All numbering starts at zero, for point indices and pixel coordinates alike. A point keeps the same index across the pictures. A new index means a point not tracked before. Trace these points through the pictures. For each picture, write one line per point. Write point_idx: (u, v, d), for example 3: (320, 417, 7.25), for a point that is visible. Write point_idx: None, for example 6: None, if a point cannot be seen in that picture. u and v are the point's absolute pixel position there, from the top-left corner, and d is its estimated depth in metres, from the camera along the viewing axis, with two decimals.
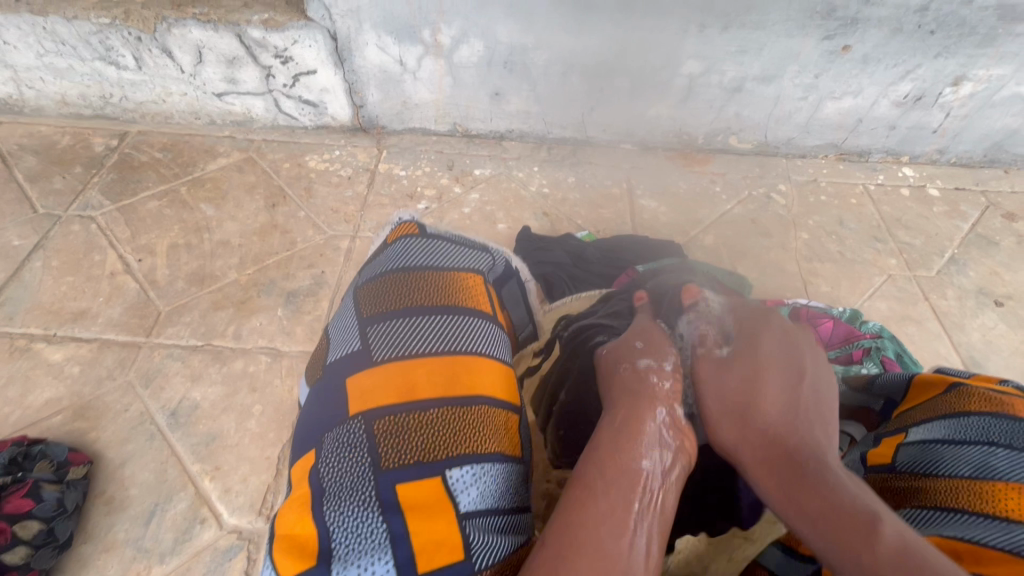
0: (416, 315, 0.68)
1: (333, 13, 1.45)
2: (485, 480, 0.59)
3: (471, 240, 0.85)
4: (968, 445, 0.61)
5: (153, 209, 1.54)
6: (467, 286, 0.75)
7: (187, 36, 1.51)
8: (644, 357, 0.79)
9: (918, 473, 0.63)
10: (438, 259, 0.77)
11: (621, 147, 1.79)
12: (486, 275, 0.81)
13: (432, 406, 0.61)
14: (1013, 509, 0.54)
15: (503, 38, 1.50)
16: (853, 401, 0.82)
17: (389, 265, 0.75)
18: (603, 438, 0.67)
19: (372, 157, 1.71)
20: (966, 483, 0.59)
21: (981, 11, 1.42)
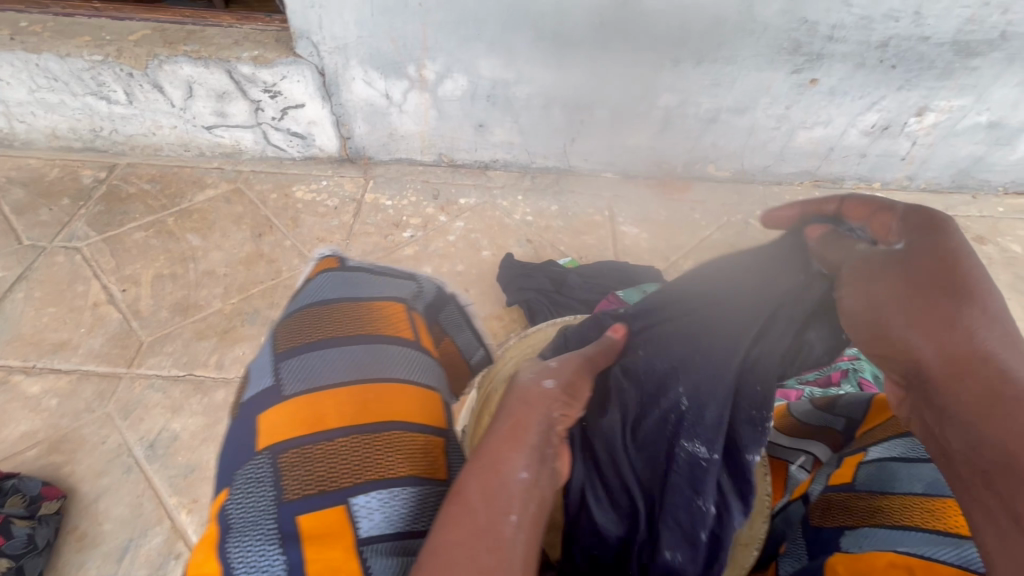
0: (329, 348, 0.69)
1: (321, 49, 1.51)
2: (394, 505, 0.58)
3: (398, 271, 0.86)
4: (922, 462, 0.61)
5: (139, 240, 1.55)
6: (383, 315, 0.76)
7: (178, 72, 1.55)
8: (551, 374, 0.66)
9: (878, 492, 0.63)
10: (357, 290, 0.78)
11: (602, 175, 1.84)
12: (410, 304, 0.83)
13: (341, 435, 0.61)
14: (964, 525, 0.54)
15: (485, 73, 1.56)
16: (814, 419, 0.79)
17: (308, 302, 0.76)
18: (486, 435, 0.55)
19: (359, 187, 1.74)
20: (920, 501, 0.59)
21: (938, 47, 1.50)
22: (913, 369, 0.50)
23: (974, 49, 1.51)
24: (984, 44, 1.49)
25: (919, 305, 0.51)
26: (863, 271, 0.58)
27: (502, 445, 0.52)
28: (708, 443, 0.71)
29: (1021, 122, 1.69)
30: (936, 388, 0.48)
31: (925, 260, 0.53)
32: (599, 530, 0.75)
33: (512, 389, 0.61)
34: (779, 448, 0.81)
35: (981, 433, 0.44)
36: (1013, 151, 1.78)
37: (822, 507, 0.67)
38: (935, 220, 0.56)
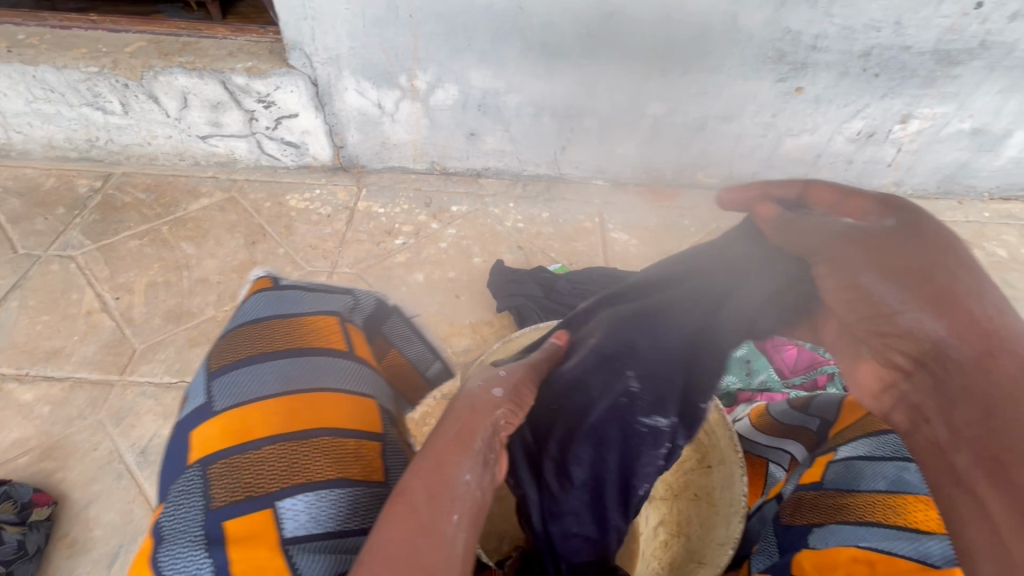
0: (258, 363, 0.74)
1: (314, 61, 1.54)
2: (320, 505, 0.63)
3: (329, 287, 0.91)
4: (886, 461, 0.64)
5: (133, 248, 1.56)
6: (312, 330, 0.80)
7: (173, 83, 1.58)
8: (503, 381, 0.65)
9: (845, 490, 0.65)
10: (287, 307, 0.82)
11: (593, 183, 1.87)
12: (345, 315, 0.87)
13: (266, 445, 0.65)
14: (921, 520, 0.58)
15: (475, 83, 1.59)
16: (792, 420, 0.83)
17: (242, 321, 0.81)
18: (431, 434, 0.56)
19: (351, 195, 1.76)
20: (883, 498, 0.62)
21: (920, 56, 1.53)
22: (929, 344, 0.44)
23: (955, 58, 1.54)
24: (965, 53, 1.52)
25: (922, 277, 0.48)
26: (860, 243, 0.55)
27: (450, 447, 0.53)
28: (664, 413, 0.77)
29: (1003, 128, 1.72)
30: (958, 362, 0.42)
31: (922, 239, 0.51)
32: (559, 503, 0.79)
33: (463, 395, 0.61)
34: (763, 448, 0.87)
35: (1002, 412, 0.38)
36: (997, 157, 1.81)
37: (792, 505, 0.70)
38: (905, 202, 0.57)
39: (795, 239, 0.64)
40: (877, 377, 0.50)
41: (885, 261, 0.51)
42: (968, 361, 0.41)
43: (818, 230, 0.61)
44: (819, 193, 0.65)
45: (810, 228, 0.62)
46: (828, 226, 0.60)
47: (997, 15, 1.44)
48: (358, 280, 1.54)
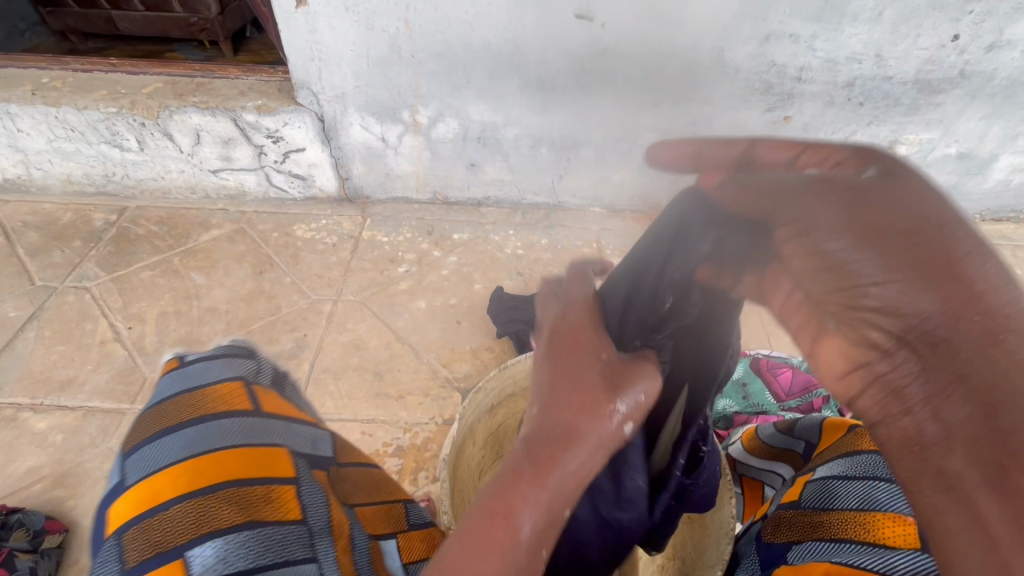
0: (159, 435, 0.66)
1: (321, 98, 1.62)
2: (234, 549, 0.57)
3: (227, 345, 0.80)
4: (857, 481, 0.67)
5: (146, 279, 1.62)
6: (212, 399, 0.70)
7: (187, 121, 1.66)
8: (636, 411, 0.64)
9: (819, 508, 0.68)
10: (190, 378, 0.73)
11: (590, 210, 1.92)
12: (256, 377, 0.78)
13: (173, 504, 0.59)
14: (889, 537, 0.59)
15: (475, 117, 1.66)
16: (779, 443, 0.86)
17: (147, 403, 0.73)
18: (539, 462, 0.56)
19: (357, 225, 1.82)
20: (853, 515, 0.64)
21: (901, 85, 1.59)
22: (918, 326, 0.42)
23: (935, 87, 1.60)
24: (945, 82, 1.58)
25: (910, 251, 0.42)
26: (834, 203, 0.46)
27: (567, 484, 0.56)
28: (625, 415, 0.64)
29: (989, 152, 1.77)
30: (954, 346, 0.41)
31: (896, 214, 0.44)
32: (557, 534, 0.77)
33: (587, 423, 0.59)
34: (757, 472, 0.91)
35: (1003, 413, 0.38)
36: (985, 180, 1.85)
37: (774, 522, 0.73)
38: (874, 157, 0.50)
39: (752, 202, 0.54)
40: (842, 357, 0.49)
41: (860, 230, 0.44)
42: (965, 355, 0.40)
43: (778, 188, 0.51)
44: (767, 155, 0.58)
45: (761, 190, 0.53)
46: (788, 180, 0.50)
47: (974, 46, 1.50)
48: (362, 308, 1.58)
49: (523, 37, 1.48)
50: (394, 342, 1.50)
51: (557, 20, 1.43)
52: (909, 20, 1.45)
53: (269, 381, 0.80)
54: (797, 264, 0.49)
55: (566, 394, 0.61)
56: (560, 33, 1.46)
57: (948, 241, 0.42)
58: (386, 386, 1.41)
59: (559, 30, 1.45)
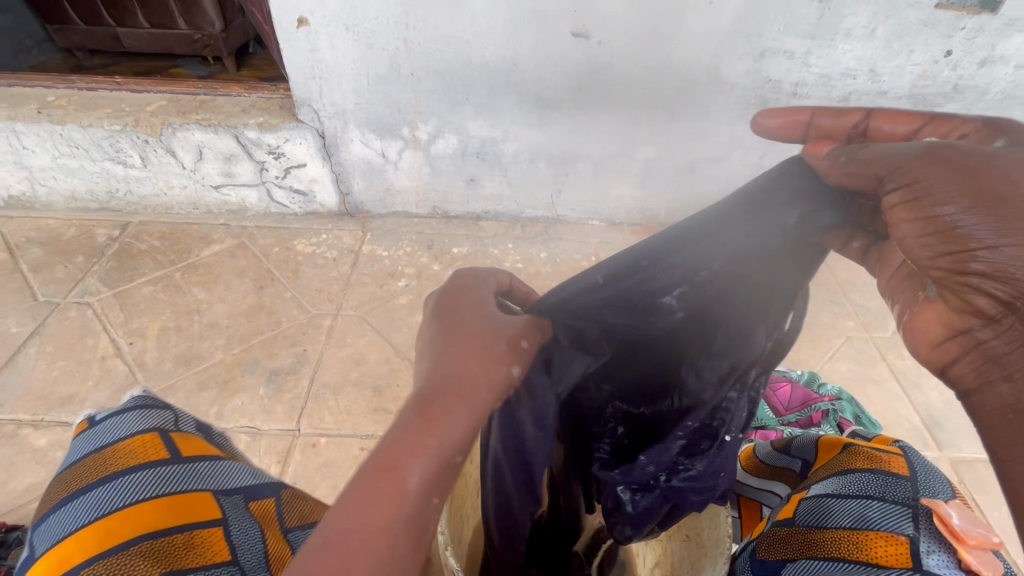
0: (71, 500, 0.66)
1: (322, 115, 1.64)
2: None
3: (137, 395, 0.80)
4: (849, 498, 0.68)
5: (147, 294, 1.63)
6: (123, 458, 0.70)
7: (190, 138, 1.68)
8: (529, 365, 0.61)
9: (814, 525, 0.68)
10: (102, 437, 0.73)
11: (589, 224, 1.94)
12: (178, 424, 0.78)
13: (81, 569, 0.59)
14: (880, 556, 0.62)
15: (474, 133, 1.68)
16: (776, 461, 0.86)
17: (63, 468, 0.73)
18: (431, 410, 0.49)
19: (357, 239, 1.83)
20: (846, 533, 0.65)
21: (896, 99, 1.61)
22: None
23: (930, 101, 1.61)
24: (939, 96, 1.60)
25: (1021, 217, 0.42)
26: (948, 171, 0.44)
27: (464, 428, 0.50)
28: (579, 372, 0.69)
29: None
30: None
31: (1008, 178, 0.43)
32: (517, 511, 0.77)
33: (480, 364, 0.54)
34: (754, 491, 0.90)
35: None
36: None
37: (768, 540, 0.72)
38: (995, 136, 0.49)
39: (855, 175, 0.51)
40: (939, 320, 0.50)
41: (972, 199, 0.43)
42: None
43: (885, 157, 0.48)
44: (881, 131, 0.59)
45: (869, 159, 0.49)
46: (896, 150, 0.47)
47: (967, 62, 1.52)
48: (362, 322, 1.58)
49: (521, 55, 1.50)
50: (394, 357, 1.50)
51: (555, 38, 1.46)
52: (902, 36, 1.47)
53: (192, 426, 0.80)
54: (902, 230, 0.47)
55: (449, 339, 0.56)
56: (557, 51, 1.48)
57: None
58: (385, 402, 1.41)
59: (556, 48, 1.48)
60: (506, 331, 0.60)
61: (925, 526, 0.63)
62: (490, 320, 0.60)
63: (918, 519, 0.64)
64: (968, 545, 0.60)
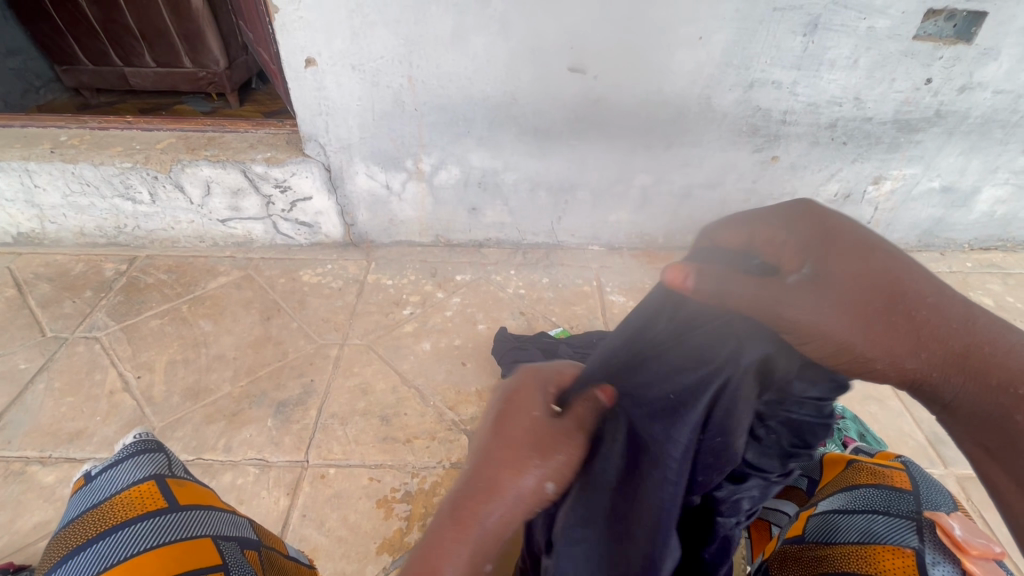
0: (70, 559, 0.66)
1: (327, 149, 1.69)
2: None
3: (134, 440, 0.80)
4: (856, 514, 0.69)
5: (155, 327, 1.65)
6: (123, 507, 0.71)
7: (198, 174, 1.72)
8: (567, 473, 0.59)
9: (823, 542, 0.69)
10: (101, 490, 0.73)
11: (589, 249, 1.97)
12: (174, 472, 0.78)
13: None
14: (889, 569, 0.62)
15: (476, 164, 1.73)
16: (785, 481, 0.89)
17: (62, 522, 0.73)
18: (469, 526, 0.55)
19: (362, 268, 1.86)
20: (855, 548, 0.66)
21: (882, 125, 1.67)
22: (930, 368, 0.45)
23: (914, 126, 1.68)
24: (923, 121, 1.66)
25: (897, 289, 0.45)
26: (830, 257, 0.47)
27: (488, 540, 0.55)
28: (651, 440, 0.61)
29: (971, 185, 1.83)
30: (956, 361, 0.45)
31: (869, 255, 0.47)
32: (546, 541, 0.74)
33: (516, 482, 0.55)
34: (762, 511, 0.91)
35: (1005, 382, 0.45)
36: (969, 212, 1.91)
37: (780, 557, 0.74)
38: (825, 216, 0.50)
39: (743, 278, 0.48)
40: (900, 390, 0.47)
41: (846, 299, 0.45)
42: (980, 346, 0.45)
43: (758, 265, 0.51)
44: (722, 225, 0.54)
45: (742, 275, 0.48)
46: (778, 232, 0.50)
47: (947, 89, 1.59)
48: (368, 351, 1.60)
49: (521, 89, 1.56)
50: (400, 386, 1.51)
51: (552, 73, 1.53)
52: (884, 66, 1.54)
53: (186, 475, 0.80)
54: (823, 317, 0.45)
55: (491, 443, 0.58)
56: (555, 85, 1.55)
57: (919, 280, 0.46)
58: (393, 430, 1.41)
59: (554, 83, 1.54)
60: (553, 443, 0.58)
61: (929, 538, 0.63)
62: (539, 430, 0.59)
63: (923, 532, 0.64)
64: (972, 555, 0.59)
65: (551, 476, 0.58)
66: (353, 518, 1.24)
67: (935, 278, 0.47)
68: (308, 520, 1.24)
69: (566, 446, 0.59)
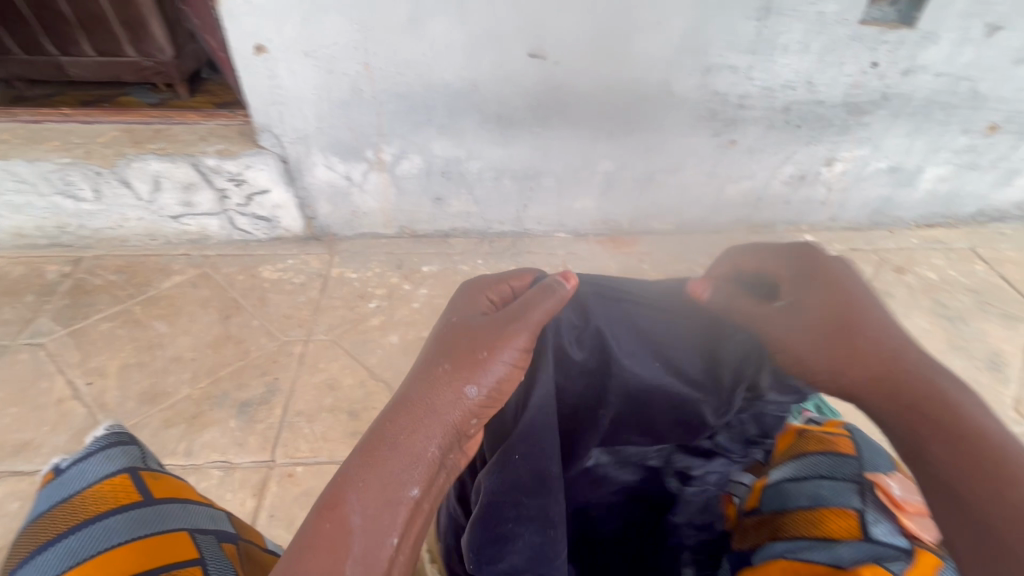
0: (37, 553, 0.63)
1: (283, 140, 1.64)
2: None
3: (104, 433, 0.75)
4: (805, 482, 0.72)
5: (105, 330, 1.57)
6: (95, 501, 0.67)
7: (146, 168, 1.64)
8: (488, 380, 0.63)
9: (777, 510, 0.72)
10: (70, 483, 0.69)
11: (556, 236, 1.98)
12: (149, 465, 0.75)
13: None
14: (834, 529, 0.65)
15: (438, 152, 1.70)
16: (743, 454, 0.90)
17: (28, 515, 0.69)
18: (382, 442, 0.58)
19: (325, 262, 1.82)
20: (805, 513, 0.69)
21: (832, 108, 1.72)
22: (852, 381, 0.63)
23: (862, 108, 1.74)
24: (870, 104, 1.73)
25: (843, 324, 0.64)
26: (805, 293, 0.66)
27: (400, 455, 0.58)
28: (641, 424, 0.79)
29: (915, 165, 1.92)
30: (877, 381, 0.62)
31: (835, 296, 0.65)
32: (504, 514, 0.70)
33: (429, 394, 0.61)
34: None
35: (912, 407, 0.61)
36: (914, 190, 2.00)
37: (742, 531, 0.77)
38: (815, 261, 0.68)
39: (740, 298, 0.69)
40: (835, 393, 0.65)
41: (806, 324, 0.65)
42: (898, 376, 0.62)
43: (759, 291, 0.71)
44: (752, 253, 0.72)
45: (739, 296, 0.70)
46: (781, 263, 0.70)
47: (892, 72, 1.65)
48: (333, 346, 1.57)
49: (481, 76, 1.54)
50: (368, 380, 1.49)
51: (511, 60, 1.51)
52: (833, 50, 1.59)
53: (162, 468, 0.77)
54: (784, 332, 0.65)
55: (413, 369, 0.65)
56: (516, 71, 1.53)
57: (870, 323, 0.64)
58: (362, 425, 1.39)
59: (514, 69, 1.53)
60: (466, 353, 0.63)
61: (871, 499, 0.66)
62: (454, 344, 0.65)
63: (865, 493, 0.67)
64: (909, 512, 0.64)
65: (466, 383, 0.62)
66: None
67: (885, 325, 0.64)
68: (276, 520, 1.21)
69: (483, 352, 0.63)
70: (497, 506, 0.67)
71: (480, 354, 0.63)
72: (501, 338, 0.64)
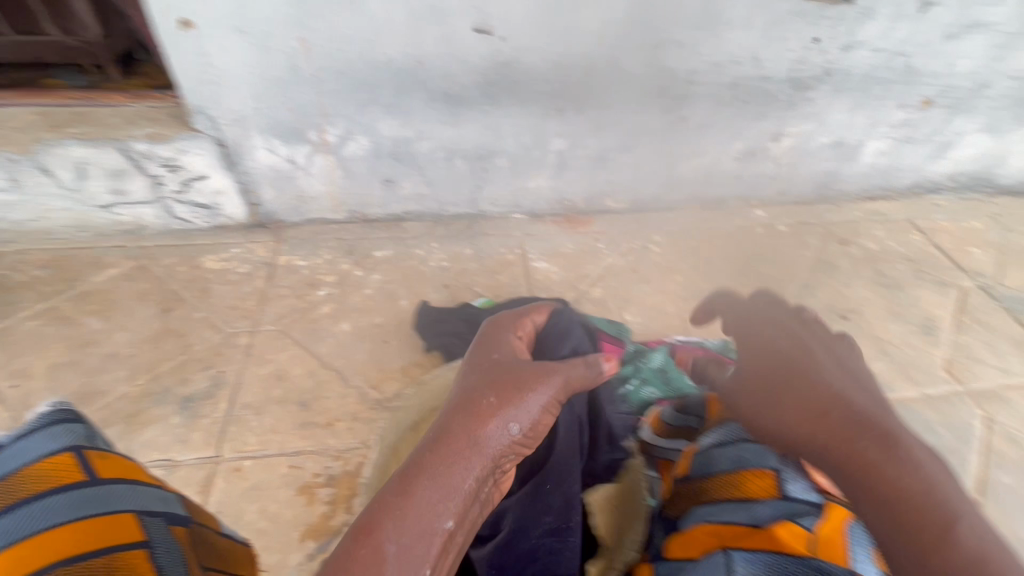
0: None
1: (219, 123, 1.55)
2: None
3: (48, 409, 0.67)
4: (729, 446, 0.74)
5: (31, 329, 1.47)
6: (32, 479, 0.60)
7: (68, 154, 1.54)
8: (525, 421, 0.73)
9: (702, 475, 0.74)
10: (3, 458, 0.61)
11: (512, 217, 1.95)
12: (96, 443, 0.68)
13: None
14: (752, 488, 0.67)
15: (385, 132, 1.64)
16: (678, 423, 0.96)
17: None
18: (424, 465, 0.65)
19: (271, 250, 1.75)
20: (727, 475, 0.71)
21: (778, 84, 1.75)
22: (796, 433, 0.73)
23: (806, 84, 1.77)
24: (813, 79, 1.76)
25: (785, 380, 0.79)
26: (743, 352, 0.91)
27: (446, 484, 0.64)
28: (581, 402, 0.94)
29: (857, 139, 1.98)
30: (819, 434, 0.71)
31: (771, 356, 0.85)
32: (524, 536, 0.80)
33: (477, 429, 0.69)
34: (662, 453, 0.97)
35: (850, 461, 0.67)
36: (857, 163, 2.06)
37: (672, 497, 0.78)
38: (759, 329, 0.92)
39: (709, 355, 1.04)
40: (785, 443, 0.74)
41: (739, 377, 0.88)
42: (840, 432, 0.69)
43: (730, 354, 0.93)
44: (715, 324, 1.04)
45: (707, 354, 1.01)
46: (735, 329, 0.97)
47: (833, 47, 1.69)
48: (282, 337, 1.51)
49: (426, 52, 1.49)
50: (319, 369, 1.45)
51: (456, 36, 1.47)
52: (776, 26, 1.61)
53: (108, 448, 0.70)
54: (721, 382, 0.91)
55: (459, 399, 0.74)
56: (462, 47, 1.49)
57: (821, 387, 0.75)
58: (313, 415, 1.35)
59: (460, 45, 1.49)
60: (507, 392, 0.74)
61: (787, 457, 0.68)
62: (498, 382, 0.76)
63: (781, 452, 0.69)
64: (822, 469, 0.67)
65: (510, 422, 0.71)
66: (273, 508, 1.20)
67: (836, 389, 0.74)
68: (224, 516, 1.17)
69: (528, 396, 0.75)
70: (522, 529, 0.79)
71: (519, 395, 0.74)
72: (533, 382, 0.77)
